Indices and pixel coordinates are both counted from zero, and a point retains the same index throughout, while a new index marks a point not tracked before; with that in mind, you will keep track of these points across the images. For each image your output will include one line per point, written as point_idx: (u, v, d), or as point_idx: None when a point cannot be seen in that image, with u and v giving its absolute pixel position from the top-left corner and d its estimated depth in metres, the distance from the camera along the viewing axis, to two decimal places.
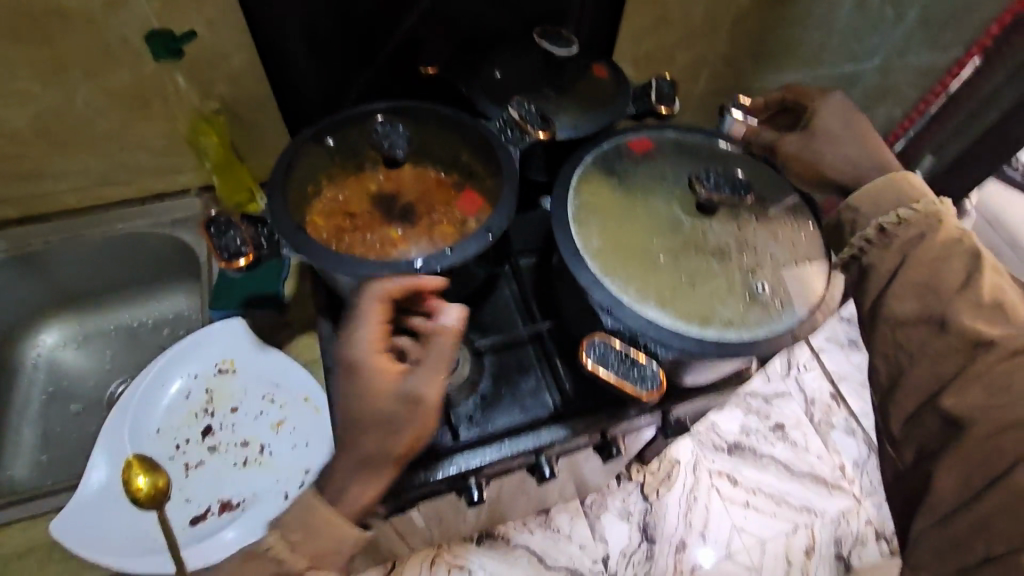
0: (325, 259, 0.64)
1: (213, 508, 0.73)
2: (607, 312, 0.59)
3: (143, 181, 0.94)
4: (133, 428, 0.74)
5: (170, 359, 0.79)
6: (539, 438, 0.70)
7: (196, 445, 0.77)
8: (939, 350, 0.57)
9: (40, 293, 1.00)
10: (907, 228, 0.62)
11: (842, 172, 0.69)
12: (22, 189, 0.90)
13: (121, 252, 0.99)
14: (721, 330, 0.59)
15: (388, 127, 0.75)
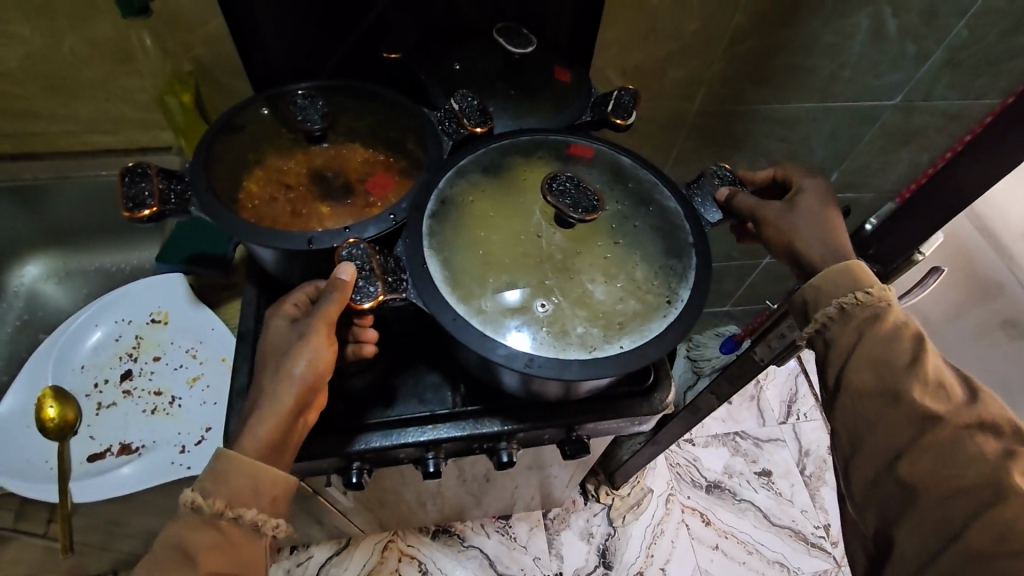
0: (225, 218, 0.67)
1: (112, 449, 0.82)
2: (405, 240, 0.65)
3: (129, 134, 0.99)
4: (59, 361, 0.84)
5: (104, 303, 0.86)
6: (427, 433, 0.71)
7: (112, 387, 0.85)
8: (893, 418, 0.61)
9: (29, 227, 1.08)
10: (862, 307, 0.64)
11: (810, 248, 0.69)
12: (14, 127, 0.95)
13: (106, 197, 1.06)
14: (469, 313, 0.63)
15: (308, 101, 0.76)
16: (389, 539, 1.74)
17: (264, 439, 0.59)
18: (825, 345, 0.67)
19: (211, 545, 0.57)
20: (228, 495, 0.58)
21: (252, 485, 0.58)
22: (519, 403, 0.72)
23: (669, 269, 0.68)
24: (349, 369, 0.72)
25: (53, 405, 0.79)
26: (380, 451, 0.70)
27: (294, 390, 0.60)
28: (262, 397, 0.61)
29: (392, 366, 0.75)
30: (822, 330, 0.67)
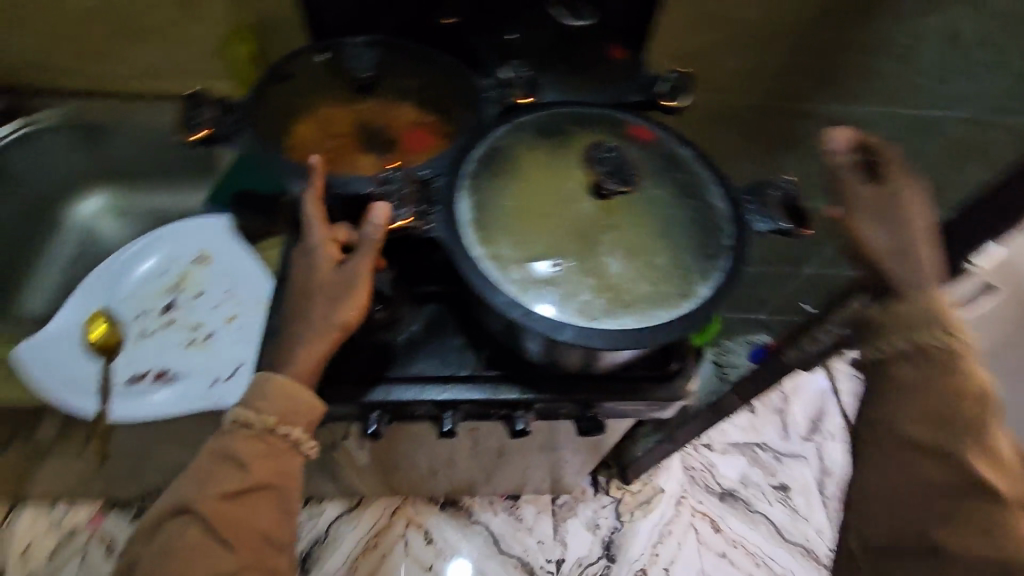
0: (271, 152, 0.70)
1: (150, 374, 0.83)
2: (446, 175, 0.65)
3: (190, 81, 1.03)
4: (112, 288, 0.88)
5: (154, 241, 0.91)
6: (447, 392, 0.72)
7: (155, 316, 0.86)
8: (919, 420, 0.61)
9: (90, 162, 1.13)
10: (948, 357, 0.60)
11: (917, 265, 0.62)
12: (86, 66, 1.00)
13: (162, 139, 1.09)
14: (484, 254, 0.62)
15: (361, 49, 0.79)
16: (398, 505, 1.79)
17: (308, 368, 0.62)
18: (881, 373, 0.64)
19: (257, 453, 0.62)
20: (279, 412, 0.62)
21: (295, 407, 0.62)
22: (542, 374, 0.73)
23: (691, 266, 0.63)
24: (379, 323, 0.75)
25: (99, 327, 0.86)
26: (402, 404, 0.72)
27: (349, 303, 0.61)
28: (305, 315, 0.62)
29: (419, 327, 0.76)
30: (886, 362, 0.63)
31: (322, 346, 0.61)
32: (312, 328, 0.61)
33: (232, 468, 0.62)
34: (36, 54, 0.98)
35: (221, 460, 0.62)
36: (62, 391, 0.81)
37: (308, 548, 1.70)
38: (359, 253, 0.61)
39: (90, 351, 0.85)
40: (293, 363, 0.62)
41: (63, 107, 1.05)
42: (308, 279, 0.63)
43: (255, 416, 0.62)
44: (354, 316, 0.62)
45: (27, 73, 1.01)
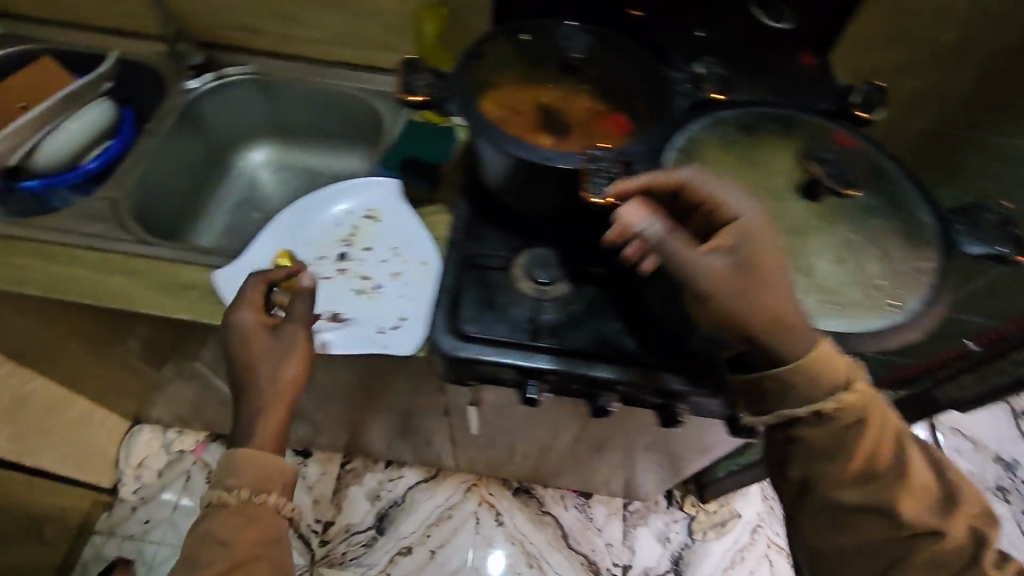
0: (475, 121, 0.73)
1: (324, 314, 0.83)
2: (645, 162, 0.65)
3: (365, 51, 1.09)
4: (295, 232, 0.89)
5: (335, 193, 0.94)
6: (608, 372, 0.74)
7: (331, 262, 0.87)
8: (843, 474, 0.58)
9: (260, 116, 1.19)
10: (844, 411, 0.58)
11: (785, 308, 0.56)
12: (275, 28, 1.08)
13: (331, 102, 1.14)
14: (693, 239, 0.63)
15: (572, 30, 0.81)
16: (473, 483, 1.83)
17: (270, 434, 0.71)
18: (801, 453, 0.60)
19: (239, 526, 0.67)
20: (251, 484, 0.69)
21: (266, 468, 0.70)
22: (703, 369, 0.74)
23: (903, 276, 0.62)
24: (545, 297, 0.78)
25: (286, 265, 0.85)
26: (565, 378, 0.74)
27: (293, 363, 0.73)
28: (257, 386, 0.72)
29: (581, 306, 0.78)
30: (795, 431, 0.60)
31: (281, 408, 0.72)
32: (264, 397, 0.71)
33: (219, 544, 0.66)
34: (238, 15, 1.06)
35: (204, 542, 0.67)
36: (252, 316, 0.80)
37: (386, 508, 1.77)
38: (269, 322, 0.76)
39: (272, 286, 0.83)
40: (256, 435, 0.70)
41: (251, 64, 1.12)
42: (245, 356, 0.73)
43: (229, 492, 0.68)
44: (297, 374, 0.73)
45: (225, 32, 1.09)
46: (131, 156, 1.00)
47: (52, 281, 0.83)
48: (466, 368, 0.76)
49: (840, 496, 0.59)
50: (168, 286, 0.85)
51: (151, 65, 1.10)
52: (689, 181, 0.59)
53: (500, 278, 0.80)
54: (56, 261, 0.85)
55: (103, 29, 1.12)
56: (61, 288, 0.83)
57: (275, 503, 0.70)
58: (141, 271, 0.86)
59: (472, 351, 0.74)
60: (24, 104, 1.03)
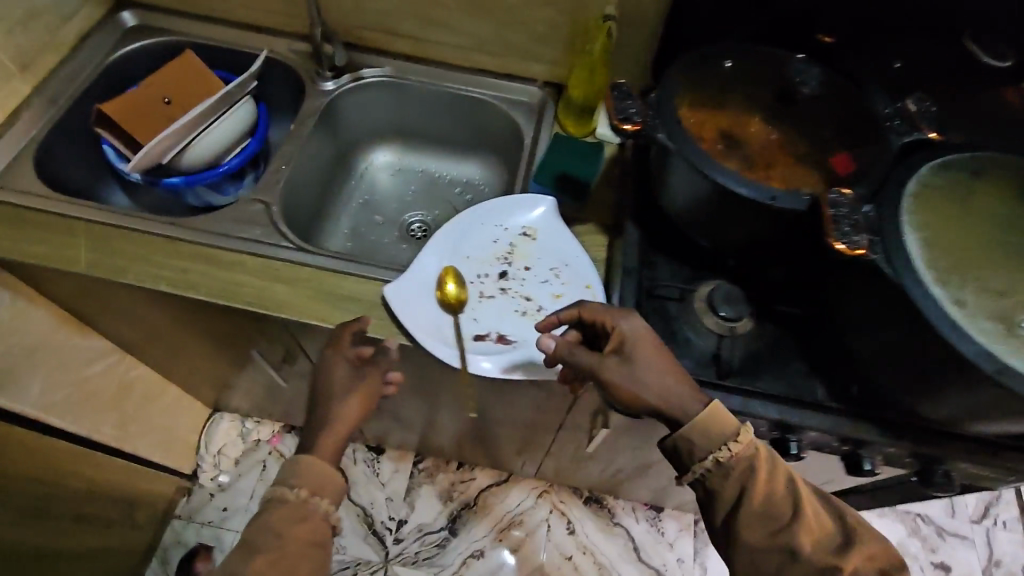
0: (684, 144, 0.69)
1: (492, 335, 0.83)
2: (880, 205, 0.62)
3: (508, 59, 1.07)
4: (454, 248, 0.88)
5: (491, 209, 0.92)
6: (802, 417, 0.72)
7: (492, 281, 0.87)
8: (751, 518, 0.65)
9: (386, 119, 1.17)
10: (735, 460, 0.66)
11: (661, 389, 0.68)
12: (419, 32, 1.05)
13: (464, 109, 1.12)
14: (945, 296, 0.58)
15: (806, 67, 0.77)
16: (544, 490, 1.82)
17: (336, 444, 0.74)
18: (706, 499, 0.68)
19: (288, 523, 0.68)
20: (309, 487, 0.71)
21: (323, 480, 0.72)
22: (897, 420, 0.72)
23: None
24: (728, 334, 0.76)
25: (452, 284, 0.84)
26: (755, 420, 0.72)
27: (360, 397, 0.76)
28: (327, 407, 0.75)
29: (762, 346, 0.76)
30: (717, 489, 0.67)
31: (344, 425, 0.74)
32: (332, 415, 0.74)
33: (271, 536, 0.67)
34: (386, 18, 1.04)
35: (260, 533, 0.68)
36: (422, 335, 0.80)
37: (458, 509, 1.77)
38: (373, 363, 0.78)
39: (438, 301, 0.83)
40: (316, 446, 0.73)
41: (387, 66, 1.09)
42: (324, 391, 0.76)
43: (289, 491, 0.70)
44: (360, 409, 0.76)
45: (364, 33, 1.06)
46: (276, 158, 0.99)
47: (218, 286, 0.83)
48: None
49: (752, 534, 0.65)
50: (331, 297, 0.84)
51: (289, 64, 1.08)
52: (597, 306, 0.74)
53: (677, 310, 0.78)
54: (220, 266, 0.85)
55: (240, 24, 1.10)
56: (228, 295, 0.82)
57: (326, 510, 0.71)
58: (303, 279, 0.85)
59: None
60: (167, 98, 1.01)
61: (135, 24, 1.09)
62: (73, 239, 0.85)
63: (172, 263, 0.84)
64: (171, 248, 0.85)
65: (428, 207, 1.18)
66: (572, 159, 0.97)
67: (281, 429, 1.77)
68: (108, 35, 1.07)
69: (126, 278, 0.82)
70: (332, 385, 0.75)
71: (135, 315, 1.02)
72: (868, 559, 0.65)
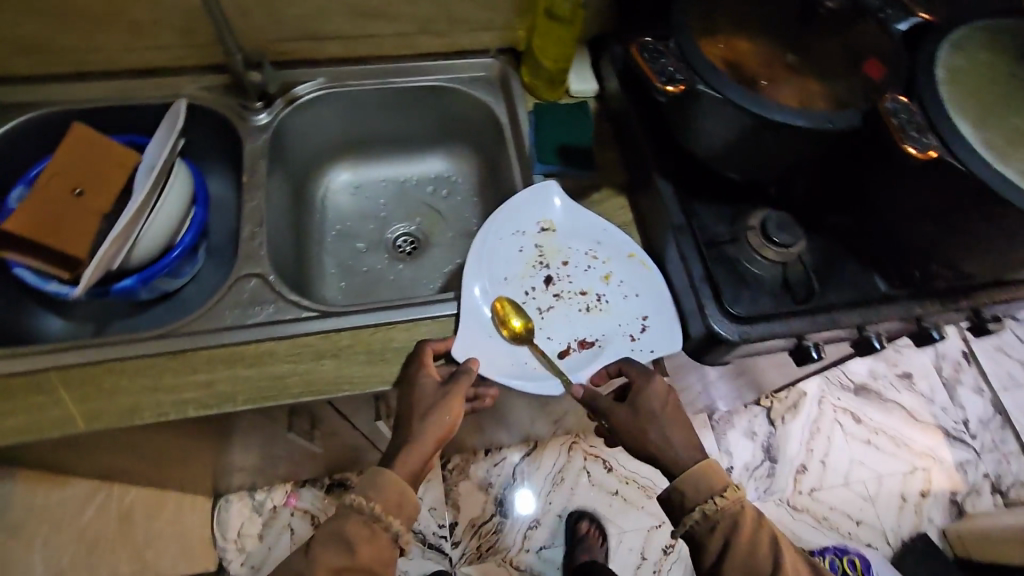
0: (723, 83, 0.67)
1: (573, 346, 0.80)
2: (922, 99, 0.65)
3: (453, 35, 0.98)
4: (491, 275, 0.81)
5: (504, 214, 0.83)
6: (875, 312, 0.76)
7: (543, 292, 0.82)
8: (730, 559, 0.71)
9: (332, 136, 1.04)
10: (720, 514, 0.72)
11: (669, 448, 0.72)
12: (351, 29, 0.93)
13: (417, 102, 1.02)
14: (1015, 174, 0.62)
15: None
16: (572, 440, 1.56)
17: (417, 462, 0.69)
18: (695, 546, 0.74)
19: (360, 531, 0.68)
20: (384, 504, 0.69)
21: (400, 501, 0.69)
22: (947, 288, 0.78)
23: None
24: (787, 260, 0.77)
25: (514, 317, 0.79)
26: (838, 328, 0.76)
27: (444, 419, 0.69)
28: (405, 423, 0.71)
29: (812, 257, 0.79)
30: (706, 534, 0.72)
31: (420, 446, 0.70)
32: (419, 434, 0.70)
33: (342, 548, 0.67)
34: (311, 22, 0.91)
35: (330, 540, 0.67)
36: (512, 379, 0.75)
37: (502, 493, 1.49)
38: (456, 379, 0.71)
39: (507, 339, 0.78)
40: (398, 463, 0.70)
41: (320, 77, 0.97)
42: (408, 409, 0.70)
43: (366, 503, 0.68)
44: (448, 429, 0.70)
45: (287, 47, 0.93)
46: (244, 221, 0.85)
47: (254, 387, 0.71)
48: (744, 350, 0.75)
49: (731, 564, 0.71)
50: (385, 354, 0.75)
51: (207, 105, 0.92)
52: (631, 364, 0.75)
53: (734, 250, 0.78)
54: (247, 364, 0.72)
55: (127, 71, 0.92)
56: (272, 393, 0.71)
57: (396, 531, 0.69)
58: (345, 348, 0.75)
59: (750, 330, 0.73)
60: (78, 190, 0.83)
61: None
62: (49, 395, 0.69)
63: (189, 381, 0.71)
64: (180, 364, 0.72)
65: (411, 216, 1.09)
66: (561, 129, 0.92)
67: (296, 484, 1.39)
68: None
69: (144, 418, 0.68)
70: (415, 402, 0.70)
71: (137, 449, 0.88)
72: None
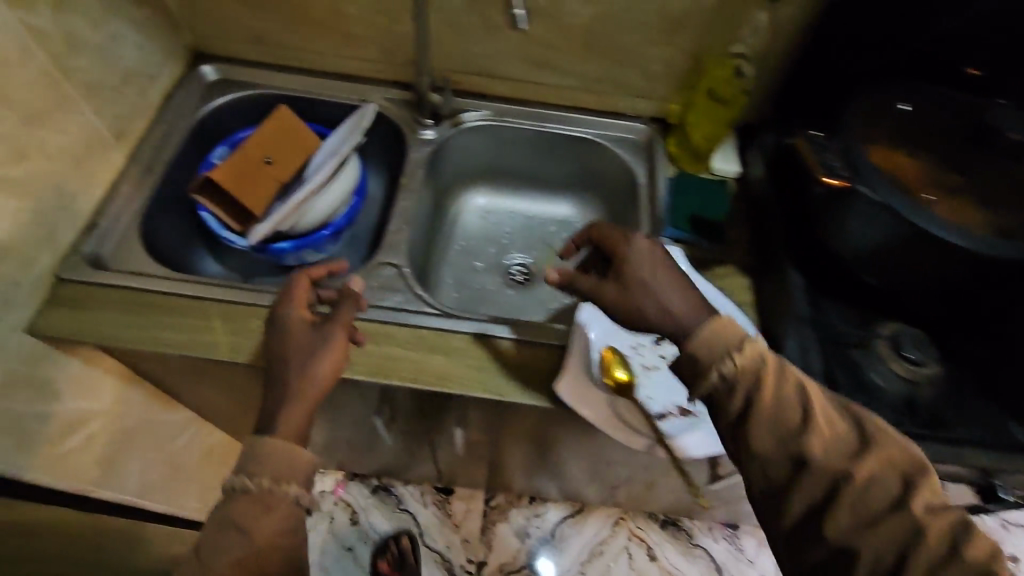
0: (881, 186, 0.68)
1: (672, 411, 0.78)
2: None
3: (614, 95, 1.05)
4: (601, 320, 0.82)
5: None
6: (1006, 461, 0.70)
7: (651, 350, 0.83)
8: (758, 425, 0.56)
9: (479, 162, 1.13)
10: (743, 373, 0.57)
11: (667, 309, 0.63)
12: (524, 74, 1.03)
13: (563, 149, 1.09)
14: None
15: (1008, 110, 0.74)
16: (619, 515, 1.51)
17: (303, 410, 0.64)
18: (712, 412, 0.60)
19: (247, 508, 0.58)
20: (273, 475, 0.59)
21: (291, 464, 0.60)
22: None
23: None
24: (913, 379, 0.74)
25: (619, 369, 0.78)
26: (963, 468, 0.70)
27: (329, 358, 0.68)
28: (279, 380, 0.66)
29: (944, 386, 0.74)
30: (750, 407, 0.56)
31: (309, 398, 0.65)
32: (291, 393, 0.65)
33: (235, 534, 0.57)
34: (492, 62, 1.01)
35: (223, 531, 0.57)
36: (606, 423, 0.77)
37: (538, 547, 1.45)
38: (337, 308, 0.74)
39: (608, 389, 0.77)
40: (278, 425, 0.62)
41: (485, 109, 1.06)
42: (284, 348, 0.68)
43: (249, 480, 0.58)
44: (336, 365, 0.68)
45: (465, 78, 1.04)
46: (395, 217, 0.94)
47: (370, 362, 0.77)
48: None
49: (811, 446, 0.53)
50: (489, 366, 0.79)
51: (385, 113, 1.05)
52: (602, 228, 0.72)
53: (859, 355, 0.76)
54: (369, 340, 0.79)
55: (330, 74, 1.07)
56: (384, 370, 0.77)
57: (297, 495, 0.59)
58: (455, 349, 0.80)
59: None
60: (269, 158, 0.96)
61: (216, 77, 1.05)
62: (208, 323, 0.79)
63: None
64: (313, 323, 0.80)
65: (530, 249, 1.15)
66: (699, 202, 0.96)
67: (346, 476, 1.50)
68: (189, 92, 1.02)
69: (272, 363, 0.76)
70: (286, 348, 0.68)
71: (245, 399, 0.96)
72: (891, 471, 0.52)
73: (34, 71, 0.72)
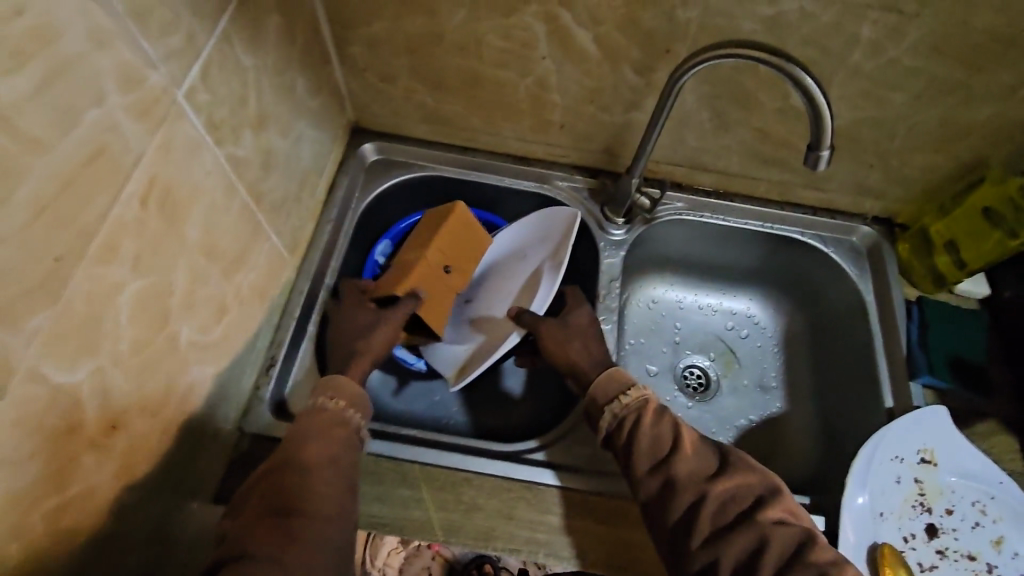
0: None
1: None
2: None
3: (841, 194, 0.90)
4: (871, 509, 0.71)
5: (882, 437, 0.73)
6: None
7: (924, 544, 0.72)
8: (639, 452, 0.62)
9: (659, 251, 0.97)
10: (628, 409, 0.65)
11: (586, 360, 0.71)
12: (741, 169, 0.88)
13: (767, 246, 0.94)
14: None
15: None
16: None
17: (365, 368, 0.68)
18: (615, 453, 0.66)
19: (319, 418, 0.58)
20: (345, 395, 0.61)
21: (351, 391, 0.62)
22: None
23: None
24: None
25: None
26: None
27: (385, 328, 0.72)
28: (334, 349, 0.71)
29: None
30: (632, 437, 0.63)
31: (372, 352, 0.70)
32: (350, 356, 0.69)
33: (317, 437, 0.56)
34: (707, 155, 0.86)
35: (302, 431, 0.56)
36: None
37: None
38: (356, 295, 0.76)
39: None
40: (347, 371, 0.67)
41: (680, 201, 0.92)
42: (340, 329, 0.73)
43: (324, 398, 0.60)
44: (387, 341, 0.72)
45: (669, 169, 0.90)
46: None
47: (607, 550, 0.67)
48: None
49: (680, 470, 0.59)
50: None
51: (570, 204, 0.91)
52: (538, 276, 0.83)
53: None
54: (602, 520, 0.68)
55: (506, 154, 0.92)
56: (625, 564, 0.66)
57: (359, 422, 0.61)
58: None
59: None
60: (447, 267, 0.81)
61: (378, 157, 0.91)
62: (417, 495, 0.68)
63: (546, 520, 0.68)
64: (535, 496, 0.70)
65: (708, 348, 0.98)
66: (953, 340, 0.83)
67: None
68: (353, 177, 0.89)
69: (499, 548, 0.66)
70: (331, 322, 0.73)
71: None
72: (743, 488, 0.58)
73: (235, 212, 0.60)
